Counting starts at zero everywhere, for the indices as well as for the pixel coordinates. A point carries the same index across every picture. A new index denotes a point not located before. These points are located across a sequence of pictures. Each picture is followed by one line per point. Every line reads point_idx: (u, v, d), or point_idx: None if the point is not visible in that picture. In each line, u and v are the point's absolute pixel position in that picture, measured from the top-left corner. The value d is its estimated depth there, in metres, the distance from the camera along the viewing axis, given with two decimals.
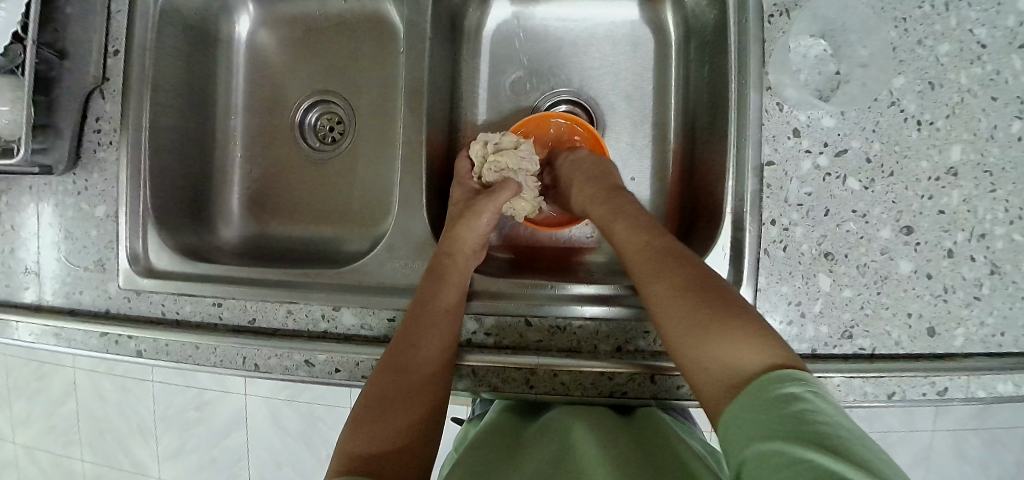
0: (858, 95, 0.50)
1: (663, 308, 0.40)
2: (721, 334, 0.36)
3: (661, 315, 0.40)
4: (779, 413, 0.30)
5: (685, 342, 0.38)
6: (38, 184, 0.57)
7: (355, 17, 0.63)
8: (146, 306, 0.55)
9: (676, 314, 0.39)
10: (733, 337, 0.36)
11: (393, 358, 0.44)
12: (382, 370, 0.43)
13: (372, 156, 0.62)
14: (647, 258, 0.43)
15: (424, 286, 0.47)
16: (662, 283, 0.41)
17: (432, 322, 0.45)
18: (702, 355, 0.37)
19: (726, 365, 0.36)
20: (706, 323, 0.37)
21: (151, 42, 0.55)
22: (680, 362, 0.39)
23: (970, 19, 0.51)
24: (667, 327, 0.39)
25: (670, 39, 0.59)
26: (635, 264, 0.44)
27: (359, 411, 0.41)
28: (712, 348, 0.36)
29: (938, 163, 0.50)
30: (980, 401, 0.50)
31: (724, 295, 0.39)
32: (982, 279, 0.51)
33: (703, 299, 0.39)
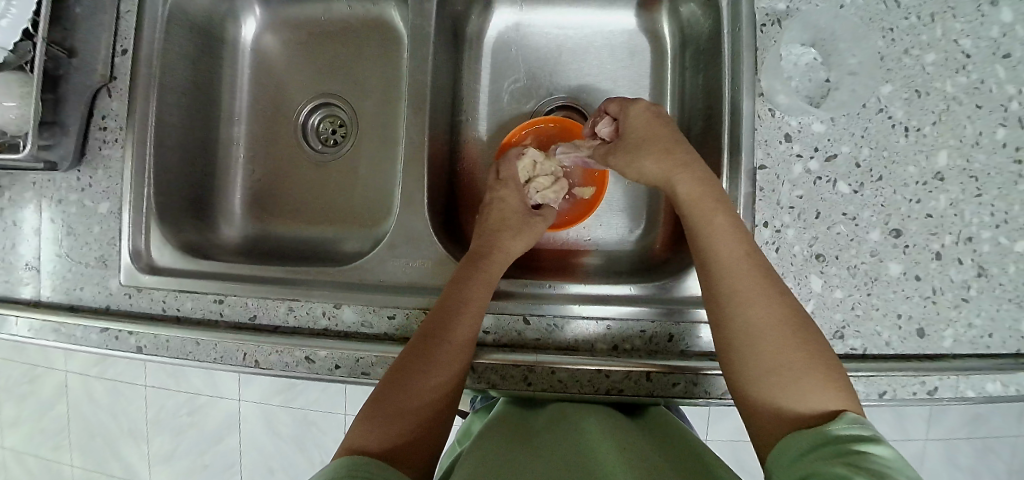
0: (847, 101, 0.51)
1: (755, 329, 0.41)
2: (810, 382, 0.39)
3: (754, 343, 0.41)
4: (837, 451, 0.33)
5: (771, 375, 0.40)
6: (41, 180, 0.57)
7: (360, 21, 0.64)
8: (147, 302, 0.56)
9: (770, 349, 0.40)
10: (821, 388, 0.38)
11: (411, 353, 0.44)
12: (400, 364, 0.44)
13: (373, 158, 0.63)
14: (743, 273, 0.43)
15: (454, 286, 0.47)
16: (761, 312, 0.41)
17: (459, 323, 0.45)
18: (783, 393, 0.39)
19: (802, 405, 0.38)
20: (799, 366, 0.39)
21: (161, 42, 0.56)
22: (751, 387, 0.41)
23: (956, 30, 0.53)
24: (754, 355, 0.41)
25: (666, 47, 0.61)
26: (733, 279, 0.43)
27: (372, 402, 0.42)
28: (798, 390, 0.39)
29: (925, 168, 0.52)
30: (969, 400, 0.52)
31: (818, 340, 0.41)
32: (970, 281, 0.52)
33: (798, 341, 0.40)
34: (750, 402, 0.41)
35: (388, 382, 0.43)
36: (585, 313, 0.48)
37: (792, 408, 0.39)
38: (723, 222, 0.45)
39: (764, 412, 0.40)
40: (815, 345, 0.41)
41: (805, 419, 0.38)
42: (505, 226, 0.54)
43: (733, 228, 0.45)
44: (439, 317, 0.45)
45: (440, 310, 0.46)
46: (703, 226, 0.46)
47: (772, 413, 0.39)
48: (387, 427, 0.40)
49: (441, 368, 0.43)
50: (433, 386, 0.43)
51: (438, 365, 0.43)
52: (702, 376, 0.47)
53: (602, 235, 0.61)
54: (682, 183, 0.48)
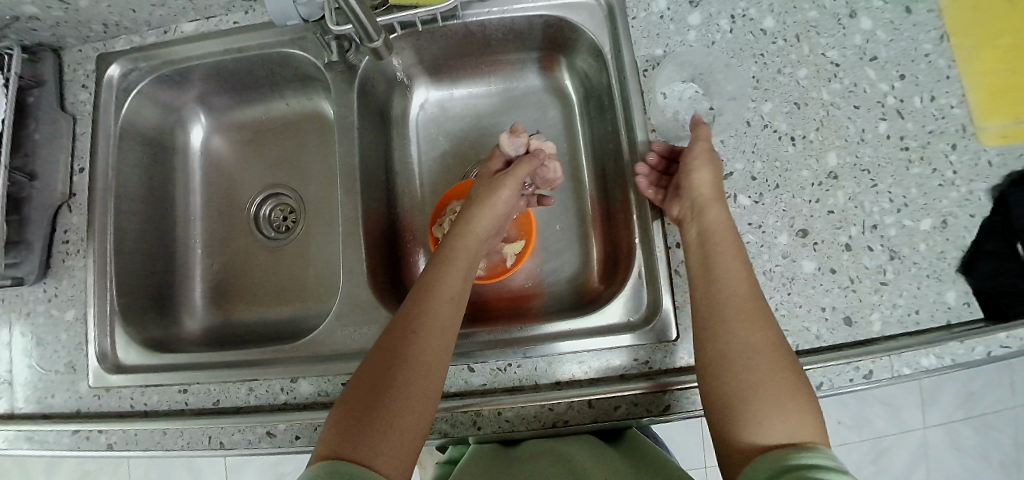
0: (733, 123, 0.57)
1: (753, 356, 0.43)
2: (786, 404, 0.40)
3: (744, 362, 0.43)
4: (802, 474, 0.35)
5: (750, 396, 0.41)
6: (11, 296, 0.61)
7: (298, 116, 0.71)
8: (116, 401, 0.58)
9: (756, 369, 0.42)
10: (796, 410, 0.40)
11: (383, 358, 0.44)
12: (375, 371, 0.44)
13: (323, 236, 0.68)
14: (750, 304, 0.45)
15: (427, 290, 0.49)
16: (750, 335, 0.44)
17: (433, 316, 0.47)
18: (760, 417, 0.40)
19: (777, 433, 0.39)
20: (779, 388, 0.41)
21: (115, 156, 0.62)
22: (736, 411, 0.41)
23: (822, 44, 0.60)
24: (736, 377, 0.42)
25: (572, 100, 0.68)
26: (727, 304, 0.45)
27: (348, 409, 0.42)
28: (776, 413, 0.40)
29: (818, 170, 0.57)
30: (908, 377, 0.53)
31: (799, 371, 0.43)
32: (884, 265, 0.56)
33: (779, 366, 0.42)
34: (732, 426, 0.41)
35: (358, 389, 0.43)
36: (525, 354, 0.52)
37: (772, 429, 0.39)
38: (728, 250, 0.48)
39: (740, 443, 0.40)
40: (796, 373, 0.42)
41: (774, 443, 0.39)
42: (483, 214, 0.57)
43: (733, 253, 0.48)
44: (415, 318, 0.47)
45: (416, 310, 0.47)
46: (715, 252, 0.48)
47: (751, 437, 0.40)
48: (368, 433, 0.40)
49: (420, 365, 0.44)
50: (412, 382, 0.43)
51: (415, 360, 0.44)
52: (640, 397, 0.50)
53: (543, 276, 0.65)
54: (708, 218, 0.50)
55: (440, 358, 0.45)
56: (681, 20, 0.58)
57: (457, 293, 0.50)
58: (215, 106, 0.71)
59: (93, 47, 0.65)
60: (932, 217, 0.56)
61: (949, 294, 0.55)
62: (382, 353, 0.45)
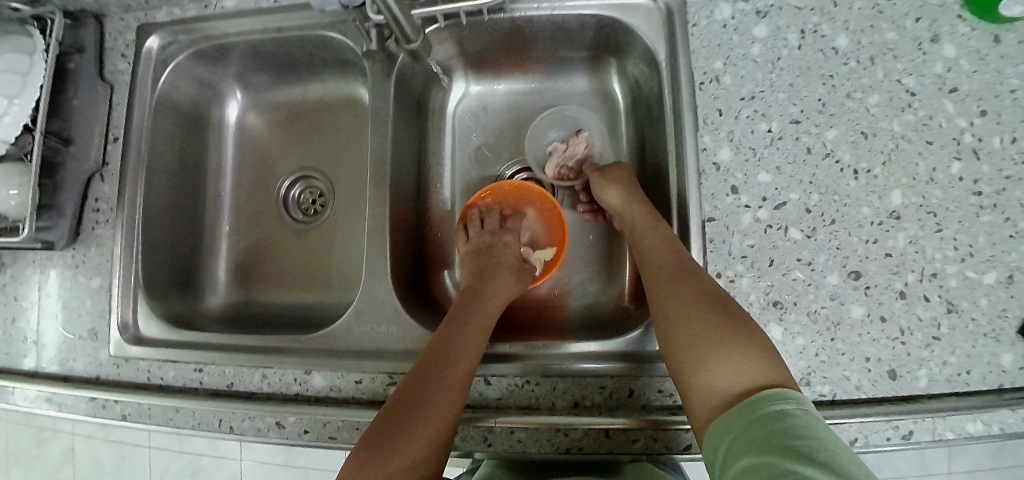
0: (793, 149, 0.52)
1: (685, 311, 0.45)
2: (726, 347, 0.42)
3: (679, 317, 0.45)
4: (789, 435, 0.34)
5: (692, 348, 0.43)
6: (41, 258, 0.62)
7: (334, 98, 0.69)
8: (134, 372, 0.58)
9: (695, 322, 0.44)
10: (741, 355, 0.41)
11: (404, 395, 0.44)
12: (393, 407, 0.44)
13: (349, 224, 0.67)
14: (673, 265, 0.48)
15: (445, 337, 0.48)
16: (681, 289, 0.46)
17: (452, 361, 0.46)
18: (704, 363, 0.42)
19: (728, 374, 0.41)
20: (715, 335, 0.43)
21: (148, 127, 0.61)
22: (689, 359, 0.43)
23: (898, 70, 0.55)
24: (677, 331, 0.44)
25: (619, 104, 0.65)
26: (658, 273, 0.49)
27: (367, 436, 0.42)
28: (718, 359, 0.42)
29: (879, 208, 0.52)
30: (950, 442, 0.50)
31: (738, 312, 0.44)
32: (940, 318, 0.51)
33: (714, 313, 0.44)
34: (683, 377, 0.43)
35: (379, 420, 0.43)
36: (546, 372, 0.50)
37: (718, 377, 0.41)
38: (660, 233, 0.51)
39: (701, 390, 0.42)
40: (732, 314, 0.43)
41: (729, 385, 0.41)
42: (504, 270, 0.58)
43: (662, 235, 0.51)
44: (435, 360, 0.46)
45: (438, 353, 0.47)
46: (645, 233, 0.52)
47: (703, 384, 0.42)
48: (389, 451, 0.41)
49: (434, 402, 0.43)
50: (436, 405, 0.43)
51: (438, 394, 0.44)
52: (661, 431, 0.47)
53: (570, 289, 0.63)
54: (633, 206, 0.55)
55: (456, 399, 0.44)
56: (746, 31, 0.54)
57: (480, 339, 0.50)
58: (252, 83, 0.70)
59: (135, 15, 0.64)
60: (997, 271, 0.52)
61: (1006, 356, 0.51)
62: (408, 381, 0.46)
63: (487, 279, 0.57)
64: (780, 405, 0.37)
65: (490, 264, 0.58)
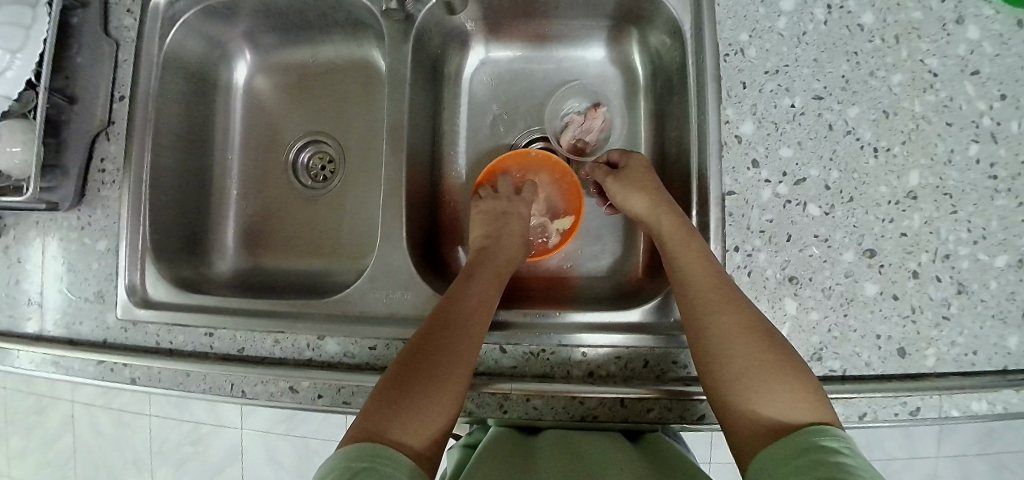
0: (815, 125, 0.52)
1: (732, 343, 0.44)
2: (780, 385, 0.41)
3: (725, 345, 0.44)
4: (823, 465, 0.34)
5: (739, 380, 0.42)
6: (44, 219, 0.60)
7: (345, 62, 0.68)
8: (141, 336, 0.58)
9: (742, 351, 0.43)
10: (793, 394, 0.40)
11: (422, 356, 0.44)
12: (408, 366, 0.43)
13: (359, 191, 0.66)
14: (718, 291, 0.46)
15: (457, 299, 0.49)
16: (727, 317, 0.44)
17: (468, 324, 0.46)
18: (750, 392, 0.42)
19: (781, 411, 0.40)
20: (765, 369, 0.42)
21: (155, 87, 0.60)
22: (743, 394, 0.42)
23: (922, 50, 0.54)
24: (724, 362, 0.43)
25: (638, 76, 0.64)
26: (700, 294, 0.46)
27: (384, 394, 0.42)
28: (768, 394, 0.41)
29: (897, 188, 0.52)
30: (954, 420, 0.51)
31: (785, 350, 0.43)
32: (950, 298, 0.52)
33: (762, 345, 0.43)
34: (729, 408, 0.42)
35: (392, 382, 0.42)
36: (561, 341, 0.49)
37: (768, 411, 0.41)
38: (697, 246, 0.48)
39: (751, 425, 0.41)
40: (781, 352, 0.43)
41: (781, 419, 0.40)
42: (513, 236, 0.59)
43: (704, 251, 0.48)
44: (450, 323, 0.46)
45: (453, 316, 0.47)
46: (680, 246, 0.49)
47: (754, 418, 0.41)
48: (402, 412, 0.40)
49: (452, 363, 0.43)
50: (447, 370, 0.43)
51: (447, 357, 0.44)
52: (675, 402, 0.48)
53: (584, 262, 0.62)
54: (664, 216, 0.52)
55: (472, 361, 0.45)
56: (772, 4, 0.53)
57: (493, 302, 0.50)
58: (260, 43, 0.69)
59: None
60: (1008, 254, 0.52)
61: (1011, 337, 0.52)
62: (415, 345, 0.45)
63: (498, 245, 0.57)
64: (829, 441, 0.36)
65: (502, 230, 0.58)
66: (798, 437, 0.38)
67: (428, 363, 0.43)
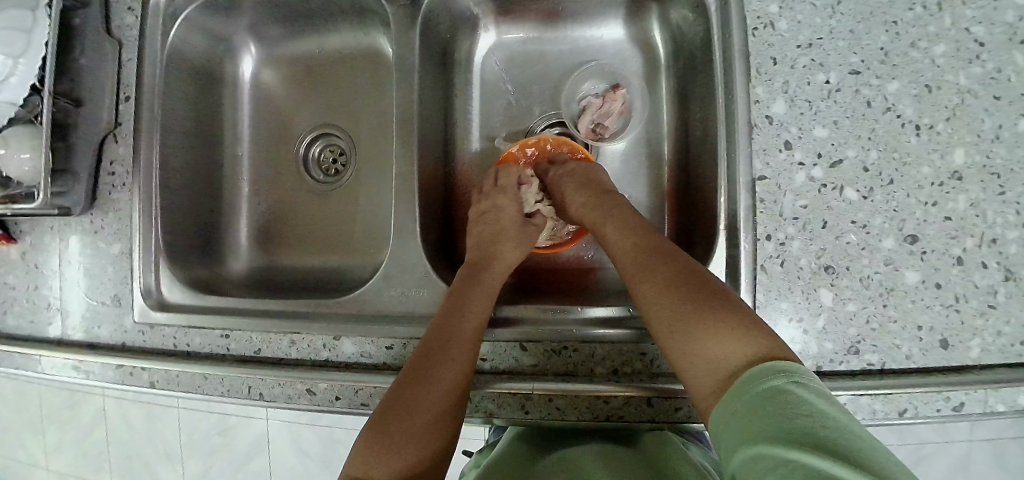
0: (852, 103, 0.49)
1: (660, 300, 0.43)
2: (712, 325, 0.40)
3: (656, 310, 0.43)
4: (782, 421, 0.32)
5: (678, 331, 0.41)
6: (59, 224, 0.60)
7: (352, 50, 0.66)
8: (159, 339, 0.58)
9: (666, 308, 0.43)
10: (723, 332, 0.39)
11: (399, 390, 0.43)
12: (387, 404, 0.43)
13: (372, 185, 0.65)
14: (637, 256, 0.47)
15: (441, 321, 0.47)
16: (654, 281, 0.45)
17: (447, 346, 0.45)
18: (694, 340, 0.40)
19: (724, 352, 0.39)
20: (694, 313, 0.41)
21: (160, 86, 0.59)
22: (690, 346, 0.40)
23: (967, 17, 0.49)
24: (657, 325, 0.43)
25: (658, 54, 0.61)
26: (627, 263, 0.48)
27: (368, 433, 0.42)
28: (701, 340, 0.40)
29: (940, 168, 0.49)
30: (1001, 415, 0.48)
31: (717, 292, 0.42)
32: (996, 286, 0.48)
33: (692, 294, 0.42)
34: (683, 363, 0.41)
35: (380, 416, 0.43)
36: (581, 337, 0.49)
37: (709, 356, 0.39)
38: (621, 221, 0.51)
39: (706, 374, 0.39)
40: (709, 293, 0.42)
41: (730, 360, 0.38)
42: (505, 238, 0.57)
43: (623, 223, 0.51)
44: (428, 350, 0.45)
45: (430, 340, 0.46)
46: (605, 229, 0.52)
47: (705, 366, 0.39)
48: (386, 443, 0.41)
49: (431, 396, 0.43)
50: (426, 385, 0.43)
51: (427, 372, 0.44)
52: None
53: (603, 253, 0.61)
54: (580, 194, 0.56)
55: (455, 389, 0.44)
56: None
57: (482, 311, 0.48)
58: (265, 34, 0.67)
59: None
60: None
61: None
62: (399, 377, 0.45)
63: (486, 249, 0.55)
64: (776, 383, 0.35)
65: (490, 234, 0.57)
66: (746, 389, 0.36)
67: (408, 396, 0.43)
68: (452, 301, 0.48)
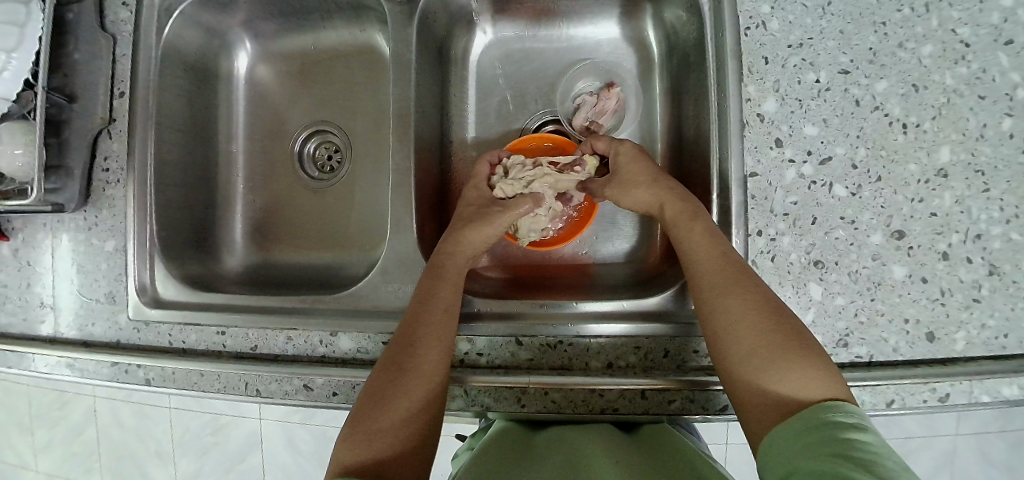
0: (840, 102, 0.50)
1: (738, 324, 0.42)
2: (791, 361, 0.39)
3: (732, 333, 0.42)
4: (834, 445, 0.33)
5: (754, 359, 0.40)
6: (52, 220, 0.60)
7: (348, 47, 0.66)
8: (154, 336, 0.58)
9: (749, 333, 0.41)
10: (801, 368, 0.39)
11: (381, 376, 0.44)
12: (371, 392, 0.44)
13: (368, 181, 0.65)
14: (722, 270, 0.44)
15: (419, 307, 0.47)
16: (739, 300, 0.42)
17: (428, 328, 0.46)
18: (770, 371, 0.40)
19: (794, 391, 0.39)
20: (778, 347, 0.40)
21: (155, 82, 0.58)
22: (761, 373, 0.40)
23: (953, 19, 0.50)
24: (734, 347, 0.41)
25: (653, 53, 0.62)
26: (709, 272, 0.44)
27: (351, 422, 0.43)
28: (778, 372, 0.39)
29: (927, 166, 0.50)
30: (983, 406, 0.49)
31: (793, 324, 0.42)
32: (981, 280, 0.49)
33: (775, 328, 0.41)
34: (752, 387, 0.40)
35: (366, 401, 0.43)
36: (576, 331, 0.49)
37: (774, 389, 0.39)
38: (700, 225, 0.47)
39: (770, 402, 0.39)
40: (788, 324, 0.41)
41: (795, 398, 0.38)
42: (470, 219, 0.54)
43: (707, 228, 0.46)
44: (410, 333, 0.46)
45: (408, 328, 0.46)
46: (682, 231, 0.47)
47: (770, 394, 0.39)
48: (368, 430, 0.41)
49: (417, 378, 0.44)
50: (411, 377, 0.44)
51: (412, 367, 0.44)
52: (698, 393, 0.47)
53: (599, 248, 0.62)
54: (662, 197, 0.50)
55: (442, 363, 0.45)
56: None
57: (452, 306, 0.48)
58: (260, 30, 0.67)
59: None
60: None
61: None
62: (384, 360, 0.46)
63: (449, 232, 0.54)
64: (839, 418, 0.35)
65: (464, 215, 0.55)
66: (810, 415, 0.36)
67: (398, 375, 0.44)
68: (424, 296, 0.48)
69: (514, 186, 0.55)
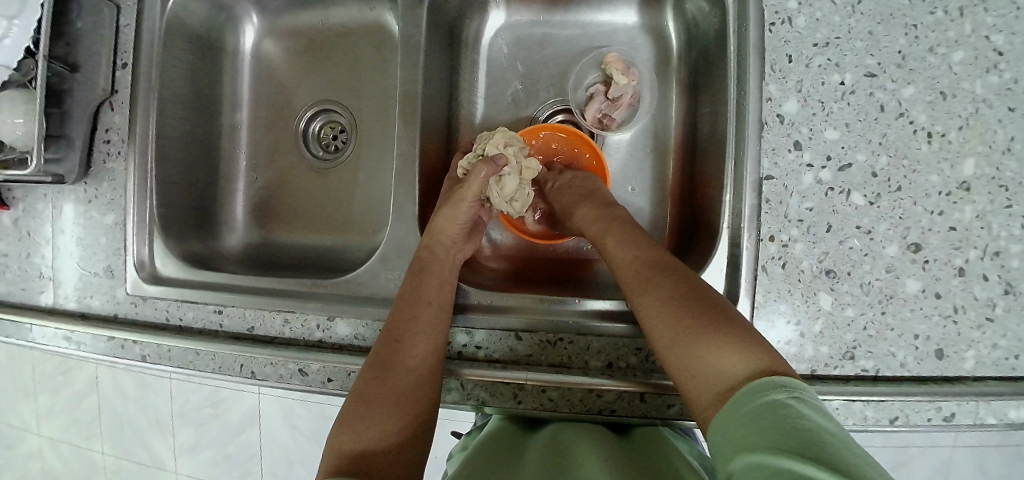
0: (864, 106, 0.48)
1: (652, 320, 0.41)
2: (704, 342, 0.38)
3: (650, 329, 0.41)
4: (768, 438, 0.30)
5: (674, 349, 0.39)
6: (52, 191, 0.59)
7: (357, 25, 0.64)
8: (152, 311, 0.57)
9: (665, 324, 0.40)
10: (720, 345, 0.37)
11: (373, 371, 0.44)
12: (363, 386, 0.43)
13: (372, 163, 0.64)
14: (635, 271, 0.45)
15: (407, 300, 0.47)
16: (649, 296, 0.42)
17: (418, 320, 0.46)
18: (692, 358, 0.38)
19: (718, 369, 0.37)
20: (689, 332, 0.39)
21: (159, 55, 0.57)
22: (686, 362, 0.38)
23: (987, 25, 0.48)
24: (657, 344, 0.41)
25: (671, 46, 0.60)
26: (625, 277, 0.45)
27: (344, 415, 0.42)
28: (697, 357, 0.38)
29: (949, 177, 0.48)
30: (989, 427, 0.48)
31: (712, 304, 0.40)
32: (996, 299, 0.48)
33: (691, 308, 0.40)
34: (688, 383, 0.38)
35: (358, 394, 0.43)
36: (578, 329, 0.48)
37: (704, 372, 0.37)
38: (616, 228, 0.49)
39: (707, 393, 0.37)
40: (702, 304, 0.40)
41: (726, 377, 0.36)
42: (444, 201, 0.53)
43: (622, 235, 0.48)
44: (399, 326, 0.46)
45: (397, 320, 0.47)
46: (603, 239, 0.49)
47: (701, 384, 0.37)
48: (362, 422, 0.41)
49: (409, 369, 0.44)
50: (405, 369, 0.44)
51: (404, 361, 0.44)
52: None
53: None
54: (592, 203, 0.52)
55: (433, 355, 0.45)
56: None
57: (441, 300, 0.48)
58: (268, 5, 0.66)
59: None
60: None
61: None
62: (373, 353, 0.46)
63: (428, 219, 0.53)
64: (779, 395, 0.33)
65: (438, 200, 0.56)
66: (751, 397, 0.34)
67: (391, 367, 0.44)
68: (410, 290, 0.48)
69: (469, 161, 0.55)
